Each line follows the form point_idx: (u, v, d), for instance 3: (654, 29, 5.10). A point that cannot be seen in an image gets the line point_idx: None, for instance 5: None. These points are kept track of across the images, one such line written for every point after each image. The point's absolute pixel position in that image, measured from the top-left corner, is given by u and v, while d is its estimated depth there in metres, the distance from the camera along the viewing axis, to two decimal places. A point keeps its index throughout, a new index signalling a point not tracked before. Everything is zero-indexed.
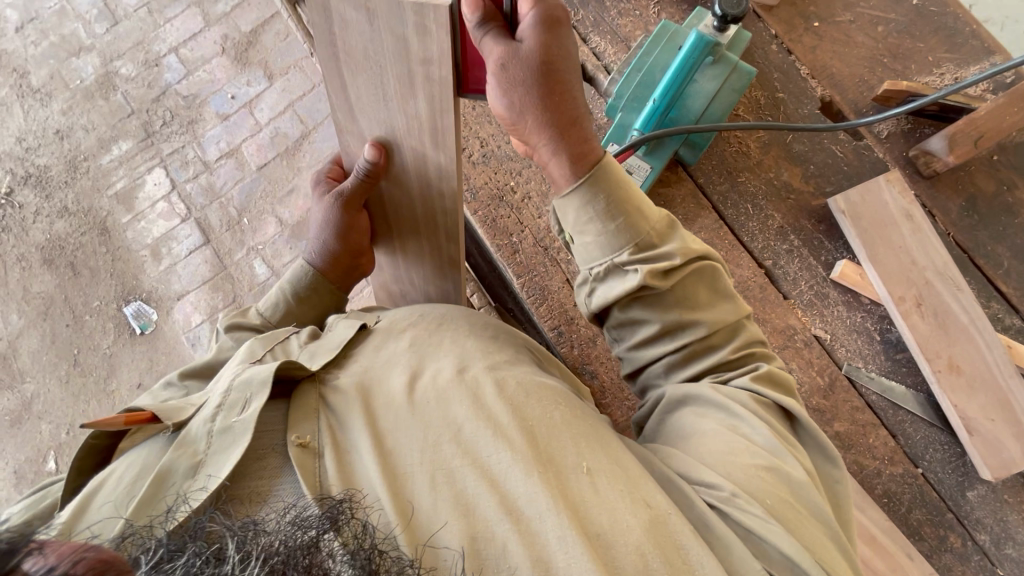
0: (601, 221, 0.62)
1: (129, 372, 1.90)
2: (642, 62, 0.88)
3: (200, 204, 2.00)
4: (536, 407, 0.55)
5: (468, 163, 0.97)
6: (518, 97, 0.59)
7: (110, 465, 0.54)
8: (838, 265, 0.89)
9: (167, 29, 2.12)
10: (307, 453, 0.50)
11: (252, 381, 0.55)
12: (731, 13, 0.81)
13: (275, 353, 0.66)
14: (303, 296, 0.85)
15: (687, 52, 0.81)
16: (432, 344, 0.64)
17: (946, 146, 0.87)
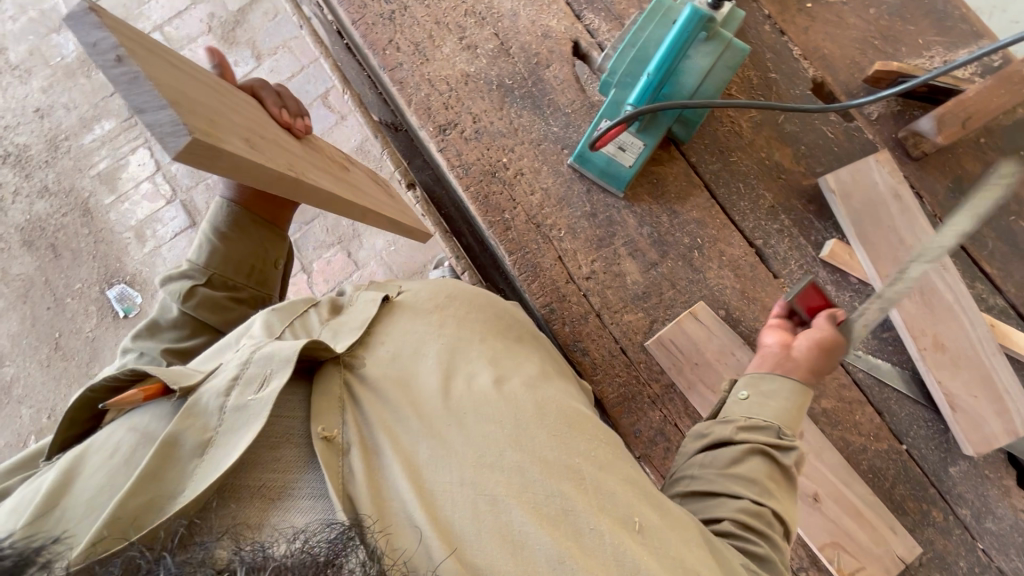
0: (780, 396, 0.75)
1: (113, 355, 1.88)
2: (636, 39, 0.86)
3: (186, 185, 1.97)
4: (583, 442, 0.59)
5: (460, 139, 0.95)
6: (833, 348, 0.77)
7: (105, 430, 0.55)
8: (827, 245, 0.90)
9: (153, 6, 2.07)
10: (332, 455, 0.53)
11: (275, 357, 0.56)
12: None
13: (294, 328, 0.67)
14: (226, 233, 0.84)
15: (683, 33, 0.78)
16: (461, 348, 0.67)
17: (936, 126, 0.86)
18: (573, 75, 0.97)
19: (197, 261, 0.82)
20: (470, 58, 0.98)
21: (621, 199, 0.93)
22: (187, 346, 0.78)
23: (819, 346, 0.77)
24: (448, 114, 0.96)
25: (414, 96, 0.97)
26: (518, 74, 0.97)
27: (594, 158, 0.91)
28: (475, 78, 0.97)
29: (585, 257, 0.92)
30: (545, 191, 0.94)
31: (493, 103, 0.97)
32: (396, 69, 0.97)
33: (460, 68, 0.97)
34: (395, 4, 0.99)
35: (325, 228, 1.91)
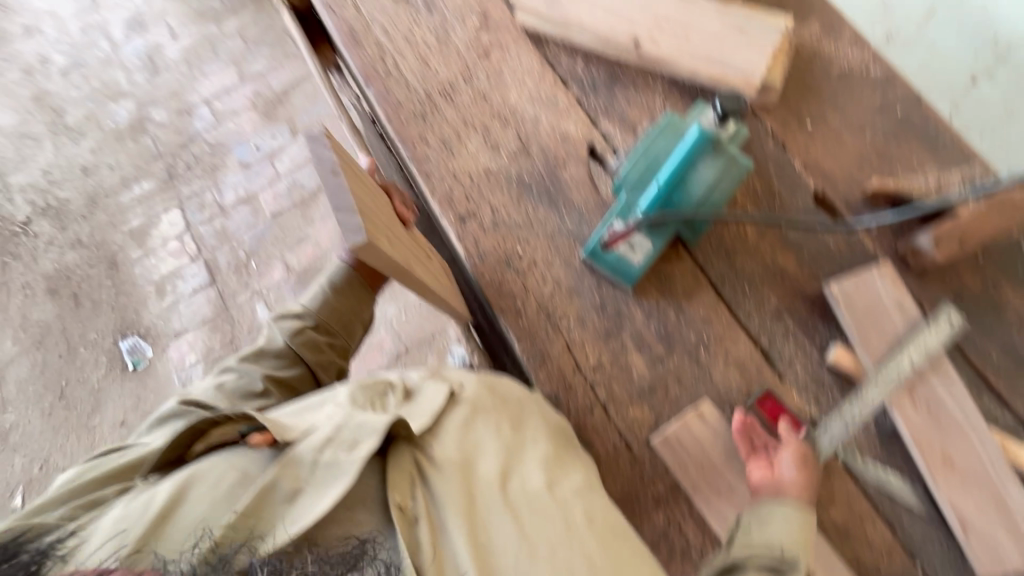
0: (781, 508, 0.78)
1: (115, 408, 1.88)
2: (647, 149, 0.93)
3: (211, 245, 2.05)
4: (613, 538, 0.73)
5: (479, 228, 1.01)
6: (808, 463, 0.82)
7: (204, 461, 0.73)
8: (832, 351, 0.91)
9: (204, 82, 2.26)
10: (405, 522, 0.71)
11: (366, 427, 0.75)
12: (731, 111, 0.93)
13: (374, 402, 0.83)
14: (338, 288, 1.01)
15: (689, 149, 0.86)
16: (517, 449, 0.81)
17: (934, 244, 0.91)
18: (588, 175, 1.04)
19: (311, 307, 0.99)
20: (492, 155, 1.06)
21: (630, 293, 0.96)
22: (281, 376, 0.96)
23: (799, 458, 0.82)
24: (469, 205, 1.03)
25: (439, 188, 1.04)
26: (537, 172, 1.05)
27: (606, 254, 0.96)
28: (496, 174, 1.04)
29: (593, 348, 0.94)
30: (556, 281, 0.98)
31: (512, 197, 1.03)
32: (424, 161, 1.05)
33: (482, 164, 1.05)
34: (427, 105, 1.09)
35: None
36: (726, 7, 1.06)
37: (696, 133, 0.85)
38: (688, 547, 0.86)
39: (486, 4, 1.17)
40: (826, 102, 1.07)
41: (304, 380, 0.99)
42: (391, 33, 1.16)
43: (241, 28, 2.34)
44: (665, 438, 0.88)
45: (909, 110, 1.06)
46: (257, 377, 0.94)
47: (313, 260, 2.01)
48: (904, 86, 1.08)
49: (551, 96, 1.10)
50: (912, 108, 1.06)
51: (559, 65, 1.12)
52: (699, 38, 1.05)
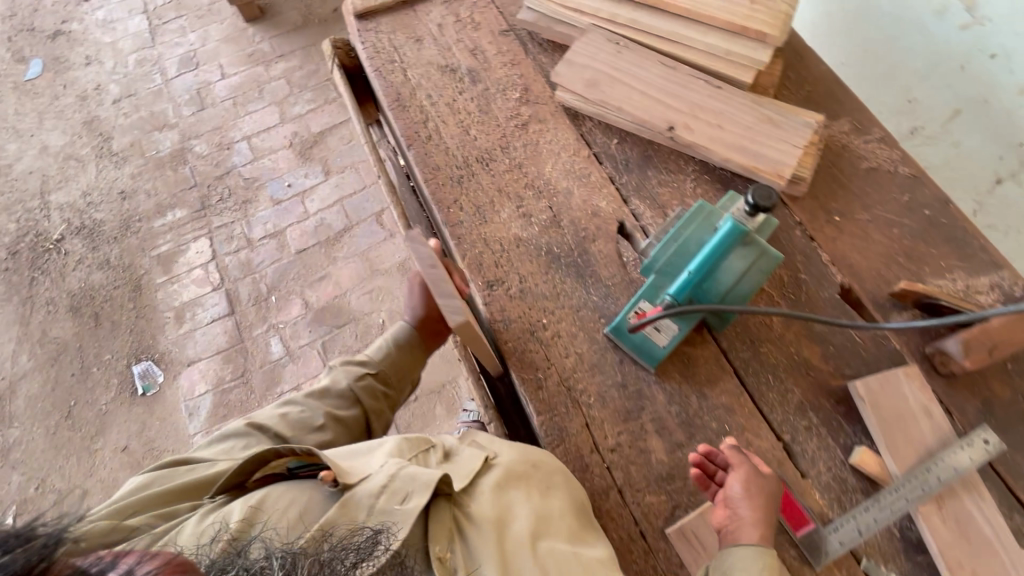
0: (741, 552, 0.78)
1: (119, 432, 1.87)
2: (678, 235, 0.95)
3: (234, 276, 2.09)
4: None
5: (506, 296, 1.02)
6: (756, 491, 0.81)
7: (271, 490, 0.87)
8: (856, 451, 0.89)
9: (246, 120, 2.37)
10: (443, 568, 0.79)
11: (419, 480, 0.85)
12: (763, 203, 0.93)
13: (416, 459, 0.97)
14: (401, 343, 1.17)
15: (722, 242, 0.88)
16: (548, 515, 0.85)
17: (963, 350, 0.91)
18: (616, 251, 1.06)
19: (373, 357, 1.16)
20: (524, 224, 1.08)
21: (652, 374, 0.96)
22: (341, 414, 1.10)
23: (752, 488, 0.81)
24: (497, 271, 1.04)
25: (469, 252, 1.06)
26: (566, 244, 1.07)
27: (631, 334, 0.96)
28: (527, 243, 1.07)
29: (611, 428, 0.93)
30: (579, 355, 0.98)
31: (540, 266, 1.05)
32: (457, 225, 1.08)
33: (514, 232, 1.08)
34: (465, 170, 1.13)
35: (355, 335, 1.97)
36: (760, 101, 1.10)
37: (729, 228, 0.87)
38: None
39: (528, 79, 1.22)
40: (855, 198, 1.10)
41: (357, 422, 1.12)
42: (435, 99, 1.22)
43: (287, 71, 2.47)
44: (681, 532, 0.85)
45: (937, 212, 1.08)
46: (317, 413, 1.07)
47: (332, 299, 2.03)
48: (932, 188, 1.10)
49: (585, 171, 1.13)
50: (940, 210, 1.08)
51: (594, 141, 1.16)
52: (732, 127, 1.08)
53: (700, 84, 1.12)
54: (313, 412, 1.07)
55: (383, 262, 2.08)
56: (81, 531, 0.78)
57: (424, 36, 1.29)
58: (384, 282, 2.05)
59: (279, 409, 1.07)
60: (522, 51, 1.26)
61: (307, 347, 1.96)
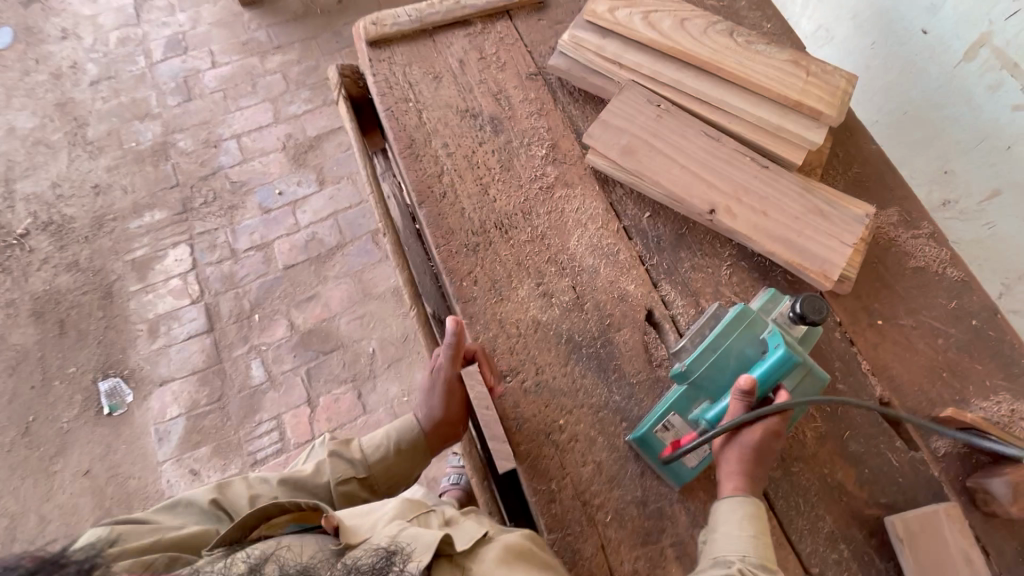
0: (732, 525, 0.78)
1: (81, 454, 1.74)
2: (718, 346, 0.85)
3: (215, 289, 1.95)
4: None
5: (520, 389, 0.93)
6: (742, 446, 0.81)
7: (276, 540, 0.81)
8: None
9: (237, 116, 2.20)
10: None
11: (418, 545, 0.79)
12: (811, 316, 0.84)
13: (419, 519, 0.91)
14: (402, 447, 1.03)
15: (772, 368, 0.80)
16: None
17: (1010, 492, 0.84)
18: (642, 343, 0.97)
19: (366, 457, 1.02)
20: (543, 305, 0.98)
21: (676, 491, 0.88)
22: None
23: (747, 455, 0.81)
24: (512, 359, 0.95)
25: (482, 335, 0.96)
26: (589, 331, 0.97)
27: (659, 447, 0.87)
28: (546, 327, 0.97)
29: (629, 552, 0.84)
30: (597, 464, 0.89)
31: (559, 355, 0.96)
32: (469, 301, 0.98)
33: (532, 314, 0.98)
34: (482, 237, 1.02)
35: (342, 363, 1.86)
36: (810, 187, 1.01)
37: (784, 355, 0.79)
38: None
39: (555, 135, 1.11)
40: (899, 300, 1.02)
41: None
42: (452, 149, 1.10)
43: (284, 65, 2.29)
44: None
45: (985, 322, 1.01)
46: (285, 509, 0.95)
47: (320, 322, 1.91)
48: (981, 294, 1.02)
49: (613, 248, 1.03)
50: (987, 320, 1.01)
51: (625, 213, 1.06)
52: (778, 216, 0.99)
53: (746, 162, 1.03)
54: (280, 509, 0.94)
55: (377, 286, 1.96)
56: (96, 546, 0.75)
57: (443, 73, 1.16)
58: (376, 307, 1.93)
59: (255, 484, 0.96)
60: (551, 100, 1.14)
61: (290, 373, 1.84)
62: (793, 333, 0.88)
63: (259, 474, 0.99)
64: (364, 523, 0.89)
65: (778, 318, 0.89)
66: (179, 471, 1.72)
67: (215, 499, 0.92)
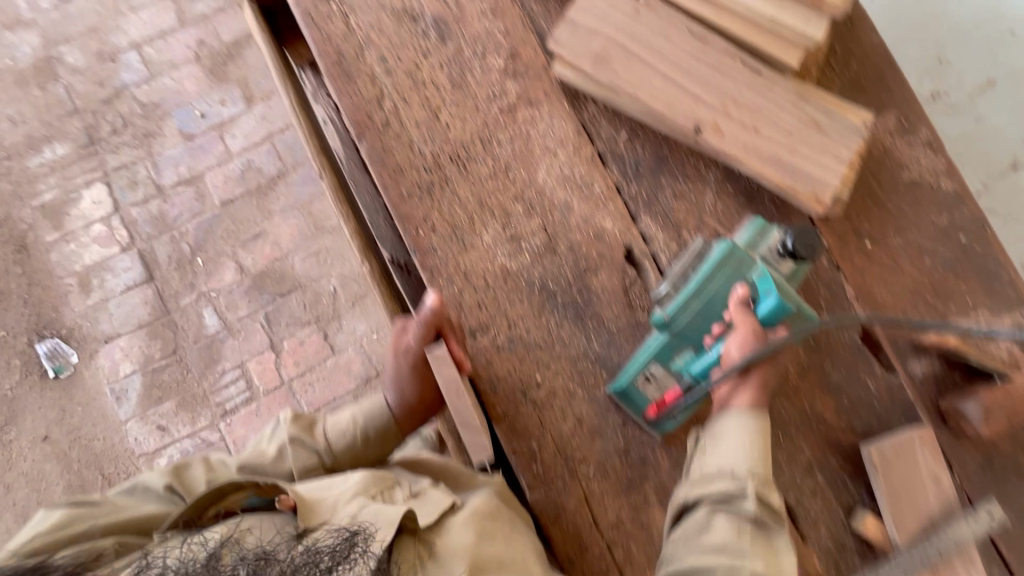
0: (738, 442, 0.77)
1: (34, 420, 1.65)
2: (707, 294, 0.78)
3: (146, 233, 1.75)
4: None
5: (491, 346, 0.86)
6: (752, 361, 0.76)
7: (234, 521, 0.77)
8: (861, 517, 0.86)
9: (132, 20, 1.83)
10: None
11: (381, 523, 0.75)
12: (802, 252, 0.77)
13: (384, 494, 0.85)
14: (372, 435, 0.93)
15: (768, 311, 0.75)
16: (504, 558, 0.79)
17: (983, 416, 0.85)
18: (622, 286, 0.88)
19: (332, 445, 0.92)
20: (511, 251, 0.88)
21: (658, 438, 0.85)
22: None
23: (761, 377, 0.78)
24: (480, 315, 0.86)
25: (445, 289, 0.86)
26: (563, 277, 0.88)
27: (638, 400, 0.83)
28: (516, 277, 0.87)
29: (612, 502, 0.83)
30: (578, 418, 0.85)
31: (532, 306, 0.87)
32: (427, 252, 0.86)
33: (499, 262, 0.87)
34: (435, 174, 0.88)
35: (302, 305, 1.74)
36: (806, 94, 0.88)
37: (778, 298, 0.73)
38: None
39: (514, 40, 0.93)
40: (890, 219, 0.95)
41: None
42: (390, 65, 0.91)
43: None
44: None
45: (973, 237, 0.95)
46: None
47: (272, 262, 1.76)
48: (974, 206, 0.96)
49: (586, 178, 0.90)
50: (977, 235, 0.95)
51: (598, 134, 0.92)
52: (770, 132, 0.87)
53: (736, 68, 0.88)
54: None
55: (329, 219, 1.78)
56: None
57: None
58: (331, 242, 1.77)
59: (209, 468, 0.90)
60: None
61: (248, 319, 1.73)
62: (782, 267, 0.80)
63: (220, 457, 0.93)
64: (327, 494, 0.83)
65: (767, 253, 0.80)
66: (146, 428, 1.66)
67: (169, 485, 0.86)
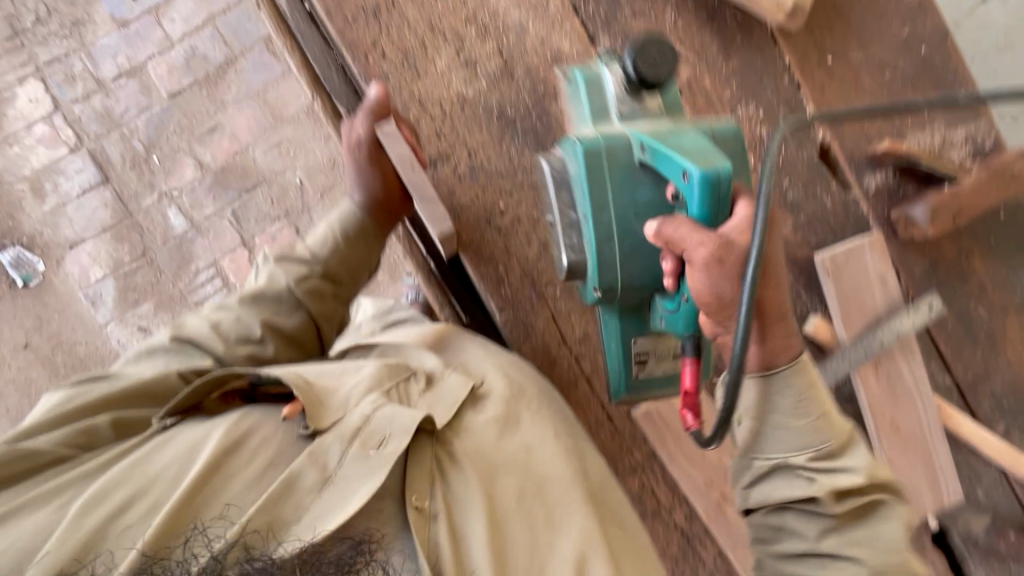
0: (790, 419, 0.65)
1: (12, 329, 1.64)
2: (607, 228, 0.71)
3: (93, 132, 1.66)
4: (623, 548, 0.71)
5: (453, 176, 0.86)
6: (731, 290, 0.61)
7: (240, 417, 0.70)
8: (812, 322, 0.91)
9: None
10: (422, 516, 0.65)
11: (395, 429, 0.67)
12: (647, 77, 0.70)
13: (398, 390, 0.76)
14: (351, 236, 0.88)
15: (694, 201, 0.63)
16: (528, 443, 0.76)
17: (929, 216, 0.89)
18: None
19: (319, 253, 0.86)
20: (467, 78, 0.85)
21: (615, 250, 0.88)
22: (281, 323, 0.83)
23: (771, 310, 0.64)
24: (440, 145, 0.86)
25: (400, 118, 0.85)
26: (522, 104, 0.86)
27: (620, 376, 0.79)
28: (472, 103, 0.85)
29: (579, 319, 0.88)
30: (543, 244, 0.86)
31: (492, 135, 0.86)
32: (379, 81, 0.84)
33: (454, 89, 0.85)
34: None
35: (269, 199, 1.70)
36: None
37: (695, 175, 0.61)
38: (658, 507, 0.91)
39: None
40: (852, 32, 0.93)
41: (306, 330, 0.85)
42: None
43: None
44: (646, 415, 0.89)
45: (935, 48, 0.95)
46: (254, 322, 0.81)
47: (232, 157, 1.70)
48: (937, 16, 0.95)
49: None
50: (938, 45, 0.95)
51: None
52: None
53: None
54: (249, 330, 0.81)
55: (287, 108, 1.71)
56: None
57: None
58: (293, 132, 1.71)
59: (212, 313, 0.83)
60: None
61: (215, 217, 1.69)
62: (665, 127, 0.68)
63: (217, 303, 0.85)
64: (339, 379, 0.76)
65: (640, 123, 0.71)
66: (127, 330, 1.65)
67: (175, 335, 0.80)
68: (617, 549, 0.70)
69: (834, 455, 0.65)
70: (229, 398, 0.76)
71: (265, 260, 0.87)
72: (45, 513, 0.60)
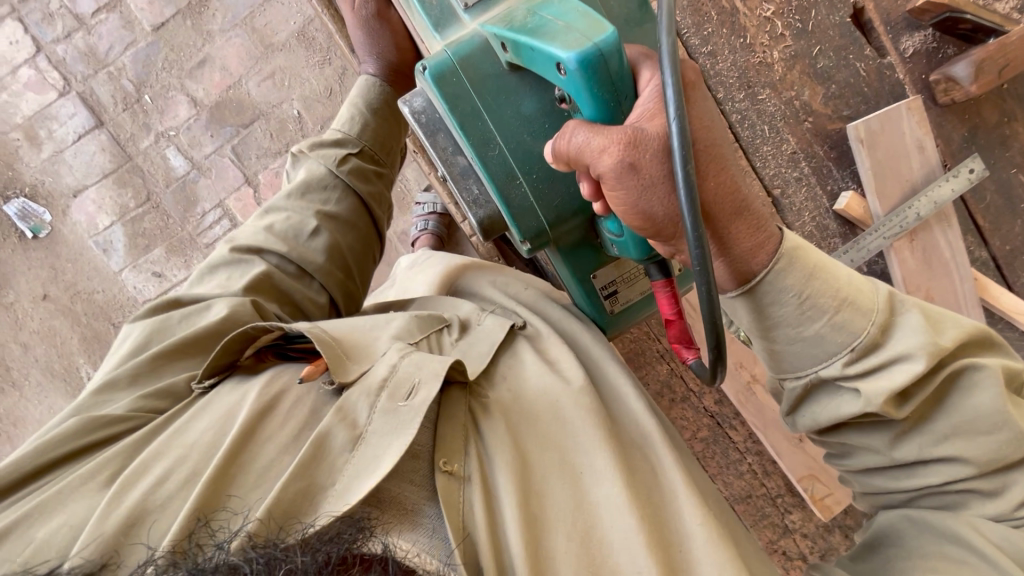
0: (810, 323, 0.59)
1: (29, 282, 1.64)
2: (505, 163, 0.68)
3: (80, 73, 1.61)
4: (666, 500, 0.65)
5: None
6: (663, 192, 0.53)
7: (272, 376, 0.68)
8: (844, 199, 1.02)
9: None
10: (452, 480, 0.59)
11: (425, 372, 0.64)
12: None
13: (430, 339, 0.78)
14: (377, 109, 1.02)
15: (583, 96, 0.56)
16: (564, 390, 0.72)
17: (972, 73, 0.97)
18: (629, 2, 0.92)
19: (351, 133, 1.00)
20: None
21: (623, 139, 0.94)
22: (332, 211, 0.93)
23: (728, 204, 0.55)
24: None
25: None
26: None
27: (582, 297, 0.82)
28: None
29: None
30: None
31: None
32: None
33: None
34: None
35: (268, 133, 1.63)
36: None
37: (571, 65, 0.54)
38: (688, 393, 1.05)
39: None
40: None
41: (358, 215, 0.96)
42: None
43: None
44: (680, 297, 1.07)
45: None
46: (307, 215, 0.91)
47: (225, 91, 1.63)
48: None
49: None
50: None
51: None
52: None
53: None
54: (305, 226, 0.90)
55: (276, 34, 1.62)
56: (50, 438, 0.63)
57: None
58: (285, 61, 1.62)
59: (261, 221, 0.92)
60: None
61: (215, 156, 1.64)
62: (520, 16, 0.62)
63: (261, 212, 0.94)
64: (374, 329, 0.77)
65: (489, 18, 0.67)
66: (142, 277, 1.64)
67: (232, 247, 0.88)
68: (660, 501, 0.65)
69: (878, 343, 0.59)
70: (264, 356, 0.74)
71: (304, 154, 0.98)
72: (92, 492, 0.58)
